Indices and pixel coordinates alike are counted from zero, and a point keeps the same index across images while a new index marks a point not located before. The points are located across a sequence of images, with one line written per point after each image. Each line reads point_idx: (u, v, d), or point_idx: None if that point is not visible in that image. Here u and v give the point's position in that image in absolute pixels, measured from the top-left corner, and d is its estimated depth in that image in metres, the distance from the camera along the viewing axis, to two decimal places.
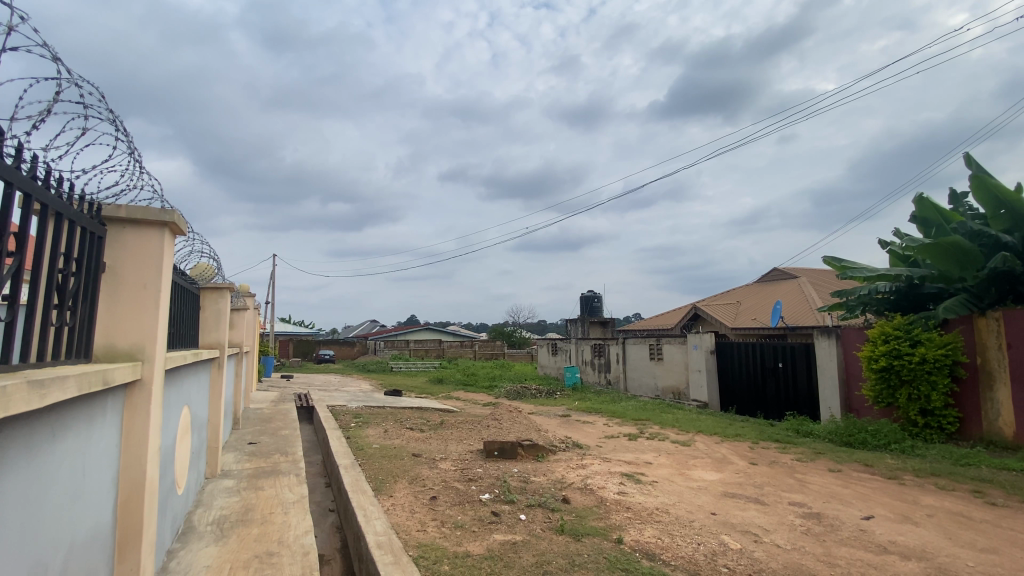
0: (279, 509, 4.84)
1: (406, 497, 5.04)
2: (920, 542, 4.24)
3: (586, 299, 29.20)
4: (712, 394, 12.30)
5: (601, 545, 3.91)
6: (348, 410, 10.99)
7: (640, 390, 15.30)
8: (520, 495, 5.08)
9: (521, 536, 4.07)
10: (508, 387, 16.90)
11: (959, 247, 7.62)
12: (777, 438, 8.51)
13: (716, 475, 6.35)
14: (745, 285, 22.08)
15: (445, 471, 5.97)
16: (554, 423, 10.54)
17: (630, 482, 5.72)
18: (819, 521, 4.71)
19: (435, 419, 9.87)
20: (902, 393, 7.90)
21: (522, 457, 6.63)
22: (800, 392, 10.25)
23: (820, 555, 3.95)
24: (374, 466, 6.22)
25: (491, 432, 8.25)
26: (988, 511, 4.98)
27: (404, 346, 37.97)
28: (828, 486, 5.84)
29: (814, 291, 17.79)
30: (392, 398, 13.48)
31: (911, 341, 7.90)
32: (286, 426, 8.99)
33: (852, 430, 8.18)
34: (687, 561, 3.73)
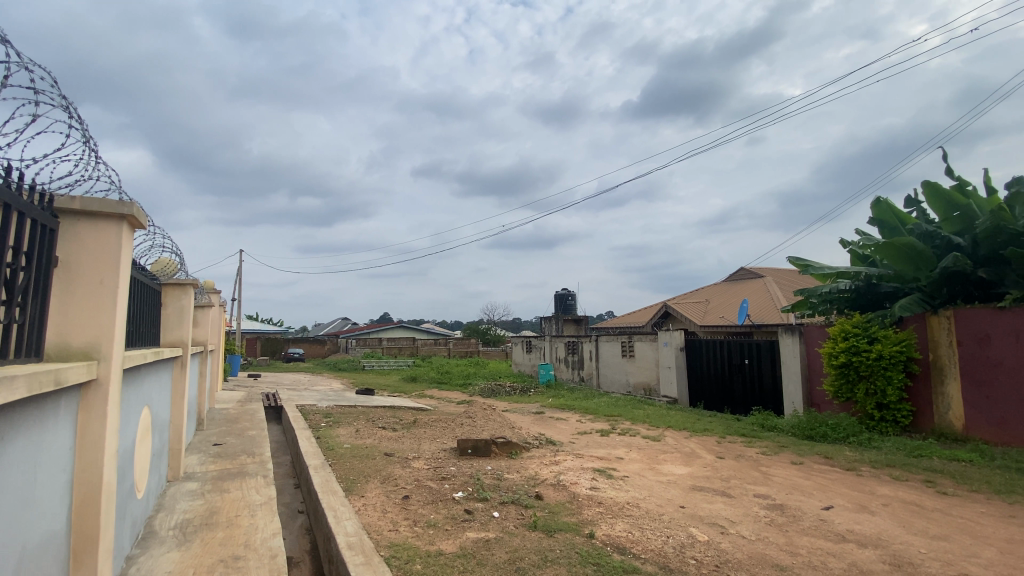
0: (245, 512, 4.70)
1: (377, 497, 4.97)
2: (876, 530, 4.44)
3: (559, 296, 29.48)
4: (682, 390, 12.59)
5: (574, 541, 3.95)
6: (318, 410, 10.78)
7: (612, 387, 15.51)
8: (494, 492, 5.09)
9: (494, 533, 4.07)
10: (482, 385, 16.86)
11: (911, 247, 8.01)
12: (744, 432, 8.78)
13: (686, 469, 6.49)
14: (714, 283, 22.68)
15: (418, 470, 5.91)
16: (527, 421, 10.59)
17: (602, 478, 5.80)
18: (782, 512, 4.88)
19: (408, 418, 9.77)
20: (860, 388, 8.26)
21: (496, 455, 6.63)
22: (765, 388, 10.58)
23: (782, 545, 4.09)
24: (345, 466, 6.12)
25: (464, 430, 8.23)
26: (939, 500, 5.25)
27: (378, 344, 37.50)
28: (791, 478, 6.05)
29: (779, 290, 18.40)
30: (365, 398, 13.25)
31: (868, 339, 8.25)
32: (254, 426, 8.74)
33: (814, 424, 8.50)
34: (657, 554, 3.80)
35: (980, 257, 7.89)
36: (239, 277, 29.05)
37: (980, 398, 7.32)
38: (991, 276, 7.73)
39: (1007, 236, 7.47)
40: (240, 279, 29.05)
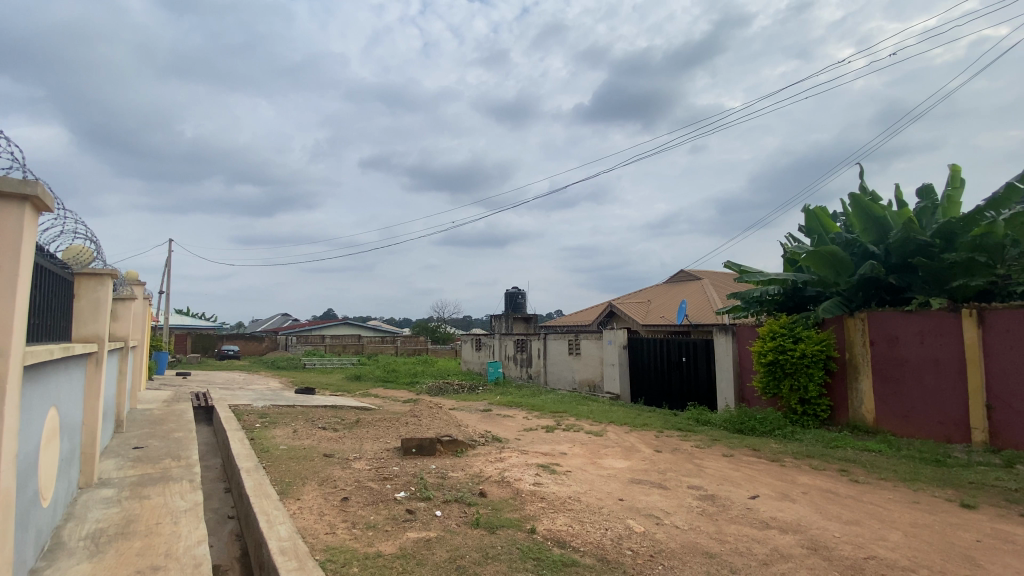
0: (167, 520, 4.38)
1: (314, 500, 4.79)
2: (796, 516, 4.77)
3: (509, 295, 29.64)
4: (624, 387, 12.99)
5: (515, 536, 3.97)
6: (253, 410, 10.22)
7: (559, 384, 15.78)
8: (437, 491, 5.03)
9: (435, 533, 4.02)
10: (429, 384, 16.63)
11: (834, 256, 8.64)
12: (680, 427, 9.17)
13: (625, 463, 6.71)
14: (656, 285, 23.60)
15: (359, 471, 5.74)
16: (474, 418, 10.55)
17: (545, 473, 5.88)
18: (713, 502, 5.14)
19: (351, 417, 9.48)
20: (786, 384, 8.88)
21: (441, 454, 6.56)
22: (700, 384, 11.12)
23: (712, 533, 4.31)
24: (281, 468, 5.85)
25: (409, 429, 8.08)
26: (851, 488, 5.72)
27: (321, 342, 36.15)
28: (721, 469, 6.39)
29: (715, 292, 19.40)
30: (304, 397, 12.71)
31: (794, 338, 8.88)
32: (180, 428, 8.15)
33: (743, 418, 9.03)
34: (595, 547, 3.90)
35: (892, 265, 8.62)
36: (167, 269, 27.11)
37: (889, 393, 8.04)
38: (900, 283, 8.49)
39: (916, 247, 8.23)
40: (168, 271, 27.10)
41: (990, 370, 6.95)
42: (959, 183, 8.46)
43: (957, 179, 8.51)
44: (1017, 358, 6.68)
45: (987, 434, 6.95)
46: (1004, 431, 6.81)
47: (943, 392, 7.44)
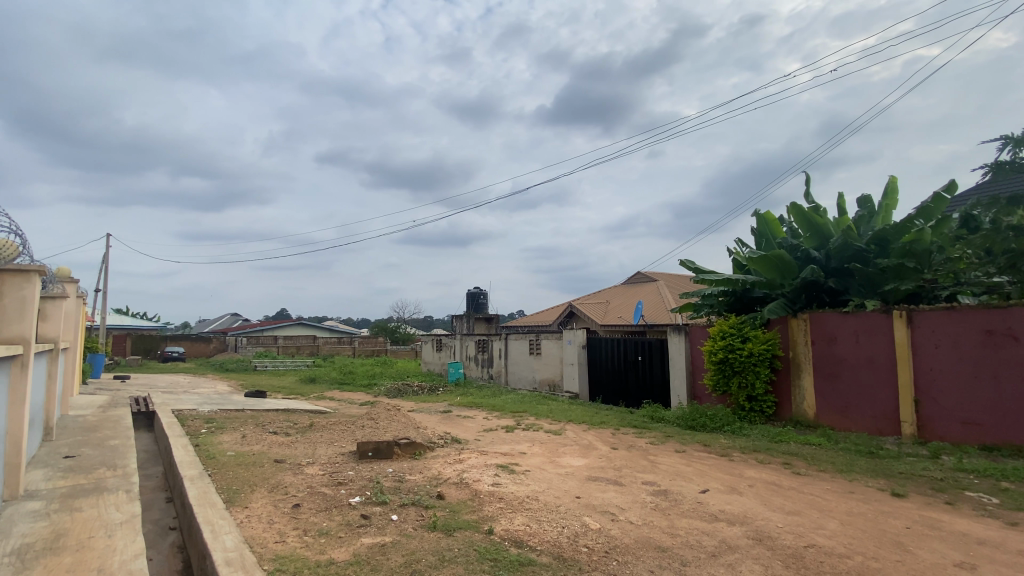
0: (100, 533, 4.10)
1: (264, 507, 4.60)
2: (742, 509, 4.99)
3: (471, 295, 29.52)
4: (584, 386, 13.21)
5: (472, 538, 3.96)
6: (198, 415, 9.73)
7: (519, 384, 15.86)
8: (393, 494, 4.94)
9: (391, 537, 3.95)
10: (388, 385, 16.32)
11: (780, 259, 9.07)
12: (636, 424, 9.40)
13: (582, 461, 6.81)
14: (615, 286, 24.12)
15: (312, 476, 5.57)
16: (433, 420, 10.44)
17: (504, 473, 5.89)
18: (665, 497, 5.30)
19: (304, 421, 9.18)
20: (734, 382, 9.29)
21: (398, 456, 6.44)
22: (655, 382, 11.43)
23: (665, 527, 4.44)
24: (228, 475, 5.60)
25: (365, 432, 7.90)
26: (793, 480, 6.03)
27: (273, 343, 34.86)
28: (674, 465, 6.59)
29: (671, 293, 20.01)
30: (255, 401, 12.20)
31: (742, 338, 9.29)
32: (117, 436, 7.64)
33: (695, 415, 9.36)
34: (552, 545, 3.93)
35: (832, 269, 9.11)
36: (104, 266, 25.44)
37: (828, 390, 8.54)
38: (839, 286, 9.01)
39: (854, 252, 8.77)
40: (104, 267, 25.44)
41: (918, 367, 7.49)
42: (894, 193, 9.08)
43: (892, 189, 9.12)
44: (942, 356, 7.24)
45: (915, 427, 7.48)
46: (930, 424, 7.36)
47: (876, 387, 7.96)
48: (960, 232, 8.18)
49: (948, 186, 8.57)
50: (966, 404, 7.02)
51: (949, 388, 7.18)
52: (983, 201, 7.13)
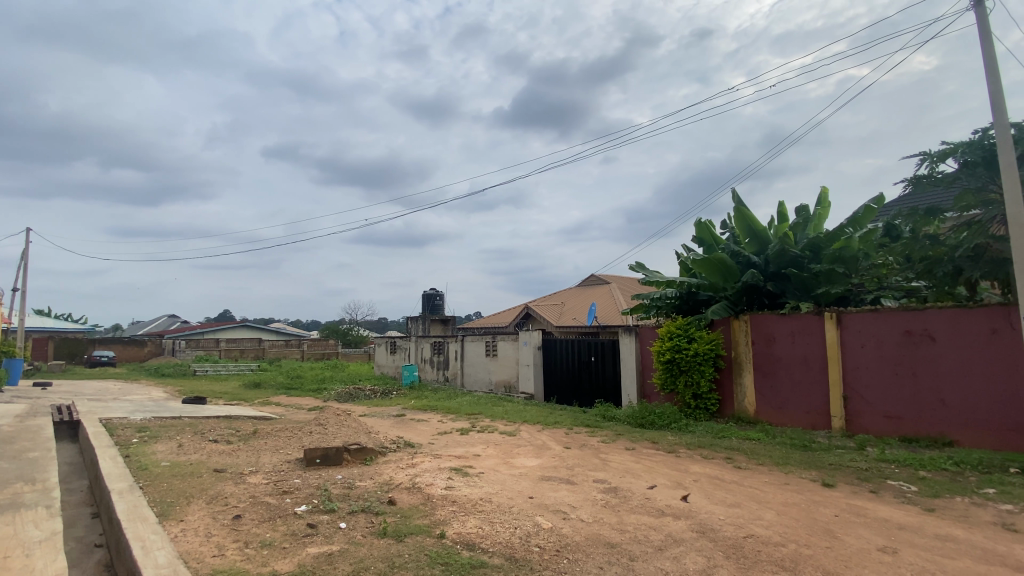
0: (14, 553, 3.75)
1: (201, 520, 4.36)
2: (687, 503, 5.19)
3: (427, 296, 29.14)
4: (539, 387, 13.32)
5: (424, 543, 3.91)
6: (130, 424, 9.09)
7: (475, 386, 15.82)
8: (342, 502, 4.80)
9: (338, 546, 3.84)
10: (338, 390, 15.84)
11: (723, 262, 9.51)
12: (588, 424, 9.58)
13: (536, 461, 6.88)
14: (569, 288, 24.54)
15: (255, 486, 5.32)
16: (386, 424, 10.23)
17: (458, 476, 5.85)
18: (615, 494, 5.43)
19: (248, 428, 8.76)
20: (681, 381, 9.65)
21: (348, 462, 6.27)
22: (607, 382, 11.69)
23: (614, 524, 4.55)
24: (162, 487, 5.26)
25: (314, 438, 7.64)
26: (734, 473, 6.34)
27: (216, 347, 33.11)
28: (624, 462, 6.78)
29: (622, 295, 20.59)
30: (194, 408, 11.51)
31: (688, 338, 9.68)
32: (35, 448, 7.01)
33: (644, 413, 9.65)
34: (504, 546, 3.94)
35: (770, 273, 9.59)
36: (25, 263, 23.43)
37: (767, 387, 9.03)
38: (776, 289, 9.53)
39: (791, 257, 9.28)
40: (24, 263, 23.43)
41: (846, 365, 8.05)
42: (827, 203, 9.72)
43: (825, 200, 9.76)
44: (867, 354, 7.82)
45: (844, 421, 8.03)
46: (856, 418, 7.93)
47: (809, 384, 8.49)
48: (885, 240, 8.84)
49: (875, 198, 9.26)
50: (888, 399, 7.61)
51: (873, 384, 7.77)
52: (904, 212, 7.75)
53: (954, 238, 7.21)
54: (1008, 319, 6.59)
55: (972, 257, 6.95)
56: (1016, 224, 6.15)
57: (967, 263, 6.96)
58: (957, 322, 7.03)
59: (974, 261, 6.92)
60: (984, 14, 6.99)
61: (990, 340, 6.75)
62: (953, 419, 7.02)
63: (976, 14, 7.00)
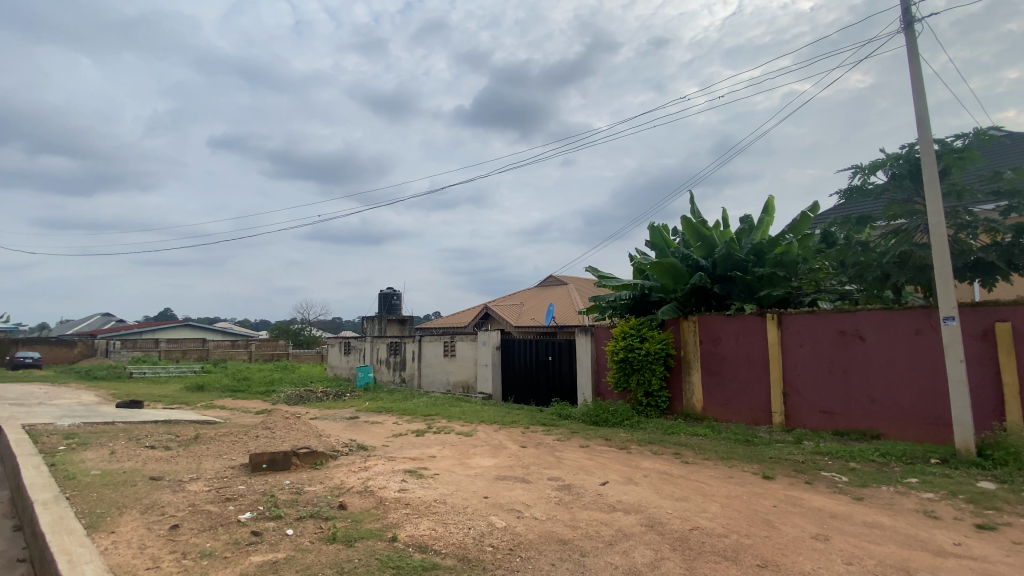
0: None
1: (135, 531, 4.11)
2: (637, 498, 5.35)
3: (384, 296, 28.63)
4: (496, 387, 13.34)
5: (374, 547, 3.84)
6: (55, 430, 8.43)
7: (432, 387, 15.67)
8: (289, 508, 4.64)
9: (284, 553, 3.72)
10: (289, 392, 15.31)
11: (673, 266, 9.84)
12: (544, 423, 9.69)
13: (492, 461, 6.90)
14: (528, 289, 24.76)
15: (195, 493, 5.07)
16: (338, 427, 9.97)
17: (412, 478, 5.78)
18: (569, 491, 5.53)
19: (189, 433, 8.32)
20: (633, 379, 9.94)
21: (297, 467, 6.07)
22: (563, 381, 11.86)
23: (566, 521, 4.63)
24: (91, 497, 4.92)
25: (261, 442, 7.36)
26: (682, 468, 6.58)
27: (155, 347, 31.23)
28: (578, 460, 6.91)
29: (579, 296, 20.97)
30: (128, 412, 10.80)
31: (640, 338, 9.98)
32: None
33: (599, 410, 9.87)
34: (457, 547, 3.93)
35: (717, 276, 10.01)
36: None
37: (713, 385, 9.42)
38: (723, 291, 9.95)
39: (736, 261, 9.73)
40: None
41: (786, 363, 8.52)
42: (769, 211, 10.26)
43: (769, 207, 10.29)
44: (805, 353, 8.31)
45: (783, 416, 8.49)
46: (795, 414, 8.41)
47: (752, 382, 8.92)
48: (821, 247, 9.43)
49: (813, 206, 9.85)
50: (823, 395, 8.11)
51: (810, 381, 8.26)
52: (839, 219, 8.27)
53: (882, 245, 7.76)
54: (930, 321, 7.16)
55: (898, 263, 7.50)
56: (938, 233, 6.68)
57: (894, 269, 7.51)
58: (884, 323, 7.57)
59: (900, 267, 7.47)
60: (913, 37, 7.57)
61: (913, 340, 7.30)
62: (880, 413, 7.56)
63: (906, 36, 7.56)
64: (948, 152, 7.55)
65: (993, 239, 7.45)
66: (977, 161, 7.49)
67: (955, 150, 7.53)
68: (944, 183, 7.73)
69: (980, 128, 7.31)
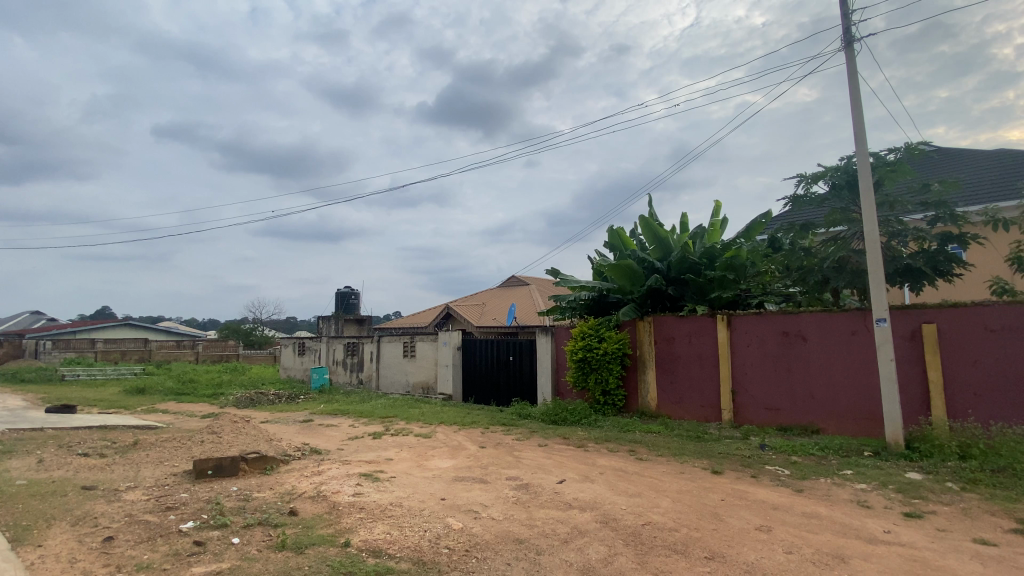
0: None
1: (64, 544, 3.85)
2: (593, 495, 5.45)
3: (341, 296, 27.95)
4: (457, 387, 13.27)
5: (326, 553, 3.76)
6: None
7: (391, 388, 15.43)
8: (236, 516, 4.46)
9: (229, 563, 3.58)
10: (239, 395, 14.69)
11: (630, 268, 10.10)
12: (504, 422, 9.73)
13: (450, 462, 6.86)
14: (490, 289, 24.78)
15: (133, 503, 4.79)
16: (291, 431, 9.66)
17: (367, 482, 5.67)
18: (526, 490, 5.58)
19: (127, 439, 7.85)
20: (591, 378, 10.13)
21: (245, 473, 5.84)
22: (523, 381, 11.93)
23: (523, 520, 4.68)
24: (14, 510, 4.57)
25: (207, 447, 7.04)
26: (636, 464, 6.77)
27: (91, 348, 29.23)
28: (537, 458, 6.98)
29: (541, 296, 21.16)
30: (59, 418, 10.07)
31: (598, 338, 10.18)
32: None
33: (558, 409, 9.99)
34: (413, 550, 3.90)
35: (672, 278, 10.34)
36: None
37: (667, 383, 9.71)
38: (677, 293, 10.28)
39: (690, 264, 10.07)
40: None
41: (735, 362, 8.90)
42: (722, 216, 10.68)
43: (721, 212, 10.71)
44: (752, 352, 8.70)
45: (732, 413, 8.86)
46: (743, 410, 8.80)
47: (704, 380, 9.26)
48: (768, 251, 9.90)
49: (762, 213, 10.32)
50: (769, 393, 8.53)
51: (757, 379, 8.66)
52: (785, 226, 8.71)
53: (823, 250, 8.22)
54: (864, 323, 7.65)
55: (837, 268, 7.97)
56: (872, 240, 7.14)
57: (832, 273, 7.98)
58: (824, 324, 8.02)
59: (839, 272, 7.95)
60: (852, 56, 8.06)
61: (850, 340, 7.79)
62: (820, 409, 8.02)
63: (846, 55, 8.05)
64: (882, 164, 8.08)
65: (920, 246, 8.04)
66: (907, 174, 8.05)
67: (888, 163, 8.07)
68: (879, 194, 8.27)
69: (910, 144, 7.86)
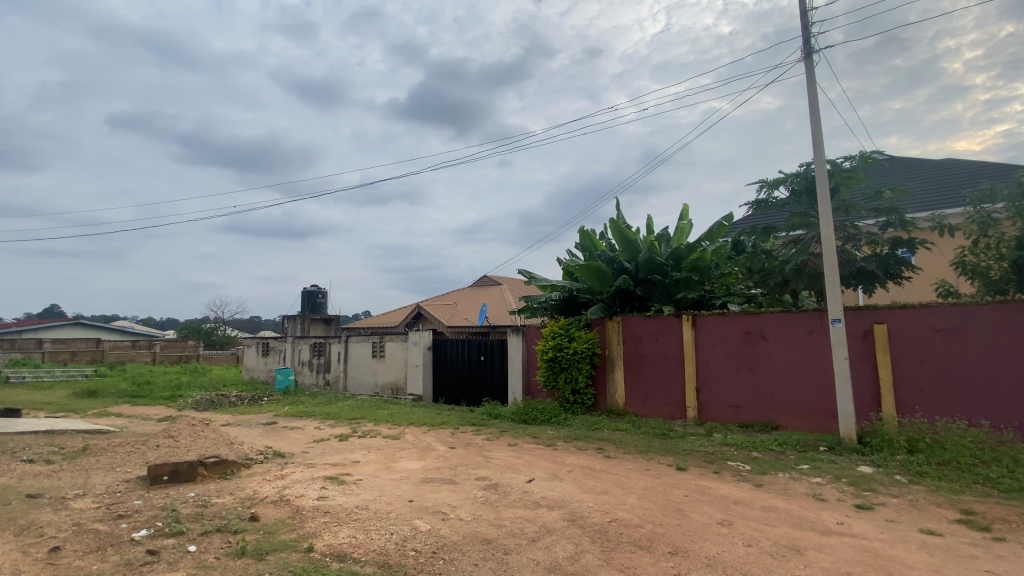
0: None
1: (4, 556, 3.63)
2: (561, 493, 5.51)
3: (308, 295, 27.34)
4: (426, 388, 13.17)
5: (288, 559, 3.67)
6: None
7: (359, 389, 15.17)
8: (193, 522, 4.31)
9: (185, 572, 3.46)
10: (199, 397, 14.17)
11: (600, 269, 10.24)
12: (474, 422, 9.71)
13: (418, 463, 6.81)
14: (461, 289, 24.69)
15: (81, 511, 4.56)
16: (254, 433, 9.38)
17: (333, 485, 5.57)
18: (495, 490, 5.58)
19: (76, 445, 7.47)
20: (561, 377, 10.23)
21: (204, 478, 5.64)
22: (494, 381, 11.94)
23: (491, 519, 4.68)
24: None
25: (163, 452, 6.76)
26: (604, 462, 6.87)
27: (37, 350, 27.62)
28: (506, 458, 6.99)
29: (512, 296, 21.21)
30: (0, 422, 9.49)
31: (568, 338, 10.29)
32: None
33: (527, 409, 10.03)
34: (378, 553, 3.86)
35: (640, 279, 10.54)
36: None
37: (635, 382, 9.88)
38: (645, 293, 10.48)
39: (658, 265, 10.28)
40: None
41: (700, 361, 9.13)
42: (688, 219, 10.95)
43: (687, 215, 10.97)
44: (716, 352, 8.96)
45: (697, 411, 9.09)
46: (707, 408, 9.04)
47: (670, 379, 9.47)
48: (732, 254, 10.20)
49: (726, 216, 10.63)
50: (731, 391, 8.79)
51: (720, 377, 8.92)
52: (748, 229, 9.00)
53: (783, 253, 8.54)
54: (821, 323, 7.98)
55: (796, 270, 8.29)
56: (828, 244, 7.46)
57: (792, 275, 8.30)
58: (783, 324, 8.33)
59: (798, 274, 8.27)
60: (812, 66, 8.39)
61: (807, 339, 8.11)
62: (779, 406, 8.32)
63: (805, 66, 8.37)
64: (838, 171, 8.45)
65: (873, 250, 8.44)
66: (861, 181, 8.43)
67: (844, 170, 8.44)
68: (835, 199, 8.63)
69: (864, 152, 8.24)
